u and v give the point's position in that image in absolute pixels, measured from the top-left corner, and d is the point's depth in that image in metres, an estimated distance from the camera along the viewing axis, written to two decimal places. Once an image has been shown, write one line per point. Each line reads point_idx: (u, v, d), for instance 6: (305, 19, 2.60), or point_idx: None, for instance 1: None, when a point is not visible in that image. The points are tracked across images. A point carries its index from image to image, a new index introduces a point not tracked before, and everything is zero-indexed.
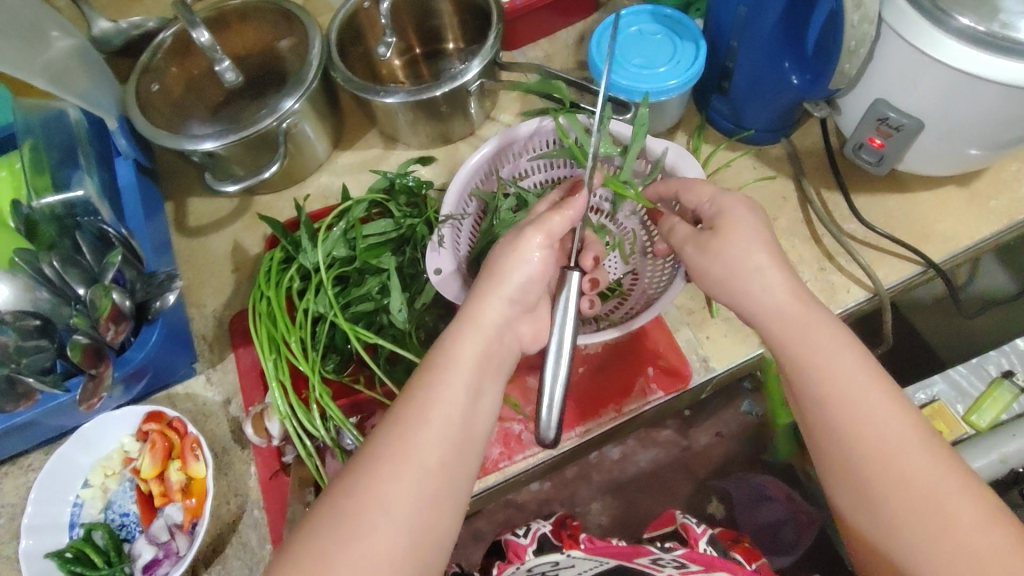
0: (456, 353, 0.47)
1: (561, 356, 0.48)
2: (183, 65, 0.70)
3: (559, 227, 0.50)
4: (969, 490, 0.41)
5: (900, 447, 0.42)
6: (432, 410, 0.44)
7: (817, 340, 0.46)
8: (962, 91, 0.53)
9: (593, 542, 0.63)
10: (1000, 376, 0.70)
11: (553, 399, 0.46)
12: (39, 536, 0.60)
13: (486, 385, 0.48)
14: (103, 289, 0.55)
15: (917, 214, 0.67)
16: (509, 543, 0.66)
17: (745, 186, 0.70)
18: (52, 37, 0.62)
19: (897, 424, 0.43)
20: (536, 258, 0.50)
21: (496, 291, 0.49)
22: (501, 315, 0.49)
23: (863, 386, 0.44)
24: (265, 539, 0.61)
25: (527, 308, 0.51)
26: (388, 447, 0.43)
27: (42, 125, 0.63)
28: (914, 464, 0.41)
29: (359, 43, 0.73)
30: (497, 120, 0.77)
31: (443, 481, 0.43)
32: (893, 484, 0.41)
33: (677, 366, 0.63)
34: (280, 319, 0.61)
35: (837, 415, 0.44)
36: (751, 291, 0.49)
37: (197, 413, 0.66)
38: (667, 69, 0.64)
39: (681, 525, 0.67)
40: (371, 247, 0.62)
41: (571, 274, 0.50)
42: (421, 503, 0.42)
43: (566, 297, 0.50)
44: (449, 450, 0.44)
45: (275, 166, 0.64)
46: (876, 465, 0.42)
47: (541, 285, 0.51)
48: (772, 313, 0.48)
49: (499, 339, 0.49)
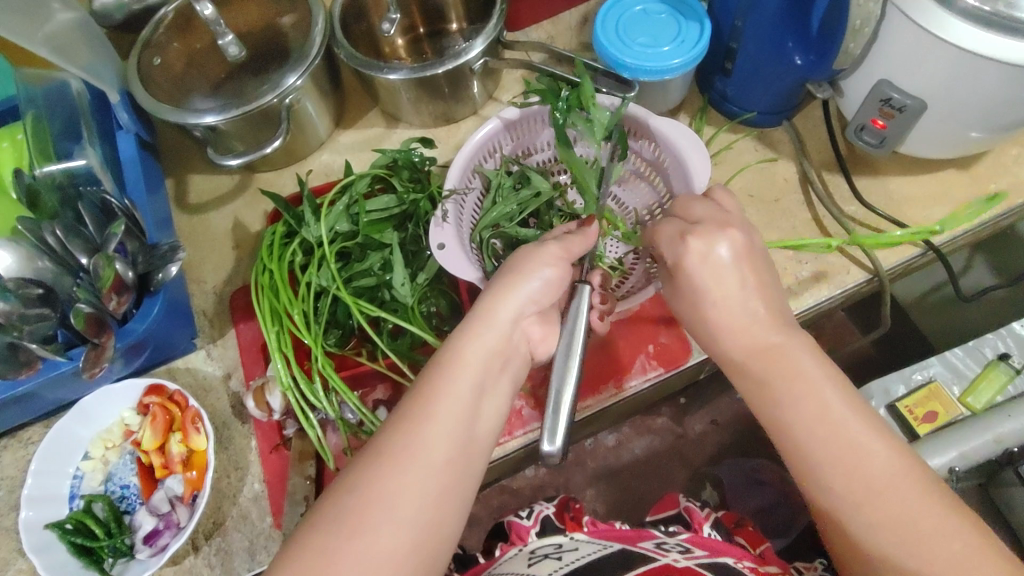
0: (462, 360, 0.47)
1: (575, 358, 0.50)
2: (184, 40, 0.69)
3: (578, 247, 0.53)
4: (957, 523, 0.42)
5: (889, 480, 0.43)
6: (433, 416, 0.45)
7: (799, 369, 0.47)
8: (967, 74, 0.53)
9: (597, 525, 0.63)
10: (995, 359, 0.71)
11: (561, 402, 0.48)
12: (40, 508, 0.60)
13: (494, 398, 0.48)
14: (106, 259, 0.54)
15: (918, 198, 0.67)
16: (513, 524, 0.66)
17: (746, 167, 0.70)
18: (54, 9, 0.61)
19: (885, 458, 0.44)
20: (548, 269, 0.51)
21: (513, 297, 0.50)
22: (513, 314, 0.50)
23: (849, 415, 0.45)
24: (265, 512, 0.61)
25: (540, 311, 0.52)
26: (389, 450, 0.43)
27: (44, 97, 0.64)
28: (903, 497, 0.43)
29: (363, 20, 0.72)
30: (499, 100, 0.77)
31: (449, 481, 0.43)
32: (882, 517, 0.43)
33: (676, 343, 0.64)
34: (283, 292, 0.61)
35: (830, 441, 0.45)
36: (733, 322, 0.49)
37: (197, 387, 0.66)
38: (671, 48, 0.64)
39: (684, 508, 0.68)
40: (374, 222, 0.62)
41: (583, 288, 0.52)
42: (426, 507, 0.42)
43: (577, 312, 0.51)
44: (454, 454, 0.44)
45: (277, 142, 0.64)
46: (871, 497, 0.43)
47: (557, 290, 0.52)
48: (751, 341, 0.48)
49: (507, 347, 0.49)
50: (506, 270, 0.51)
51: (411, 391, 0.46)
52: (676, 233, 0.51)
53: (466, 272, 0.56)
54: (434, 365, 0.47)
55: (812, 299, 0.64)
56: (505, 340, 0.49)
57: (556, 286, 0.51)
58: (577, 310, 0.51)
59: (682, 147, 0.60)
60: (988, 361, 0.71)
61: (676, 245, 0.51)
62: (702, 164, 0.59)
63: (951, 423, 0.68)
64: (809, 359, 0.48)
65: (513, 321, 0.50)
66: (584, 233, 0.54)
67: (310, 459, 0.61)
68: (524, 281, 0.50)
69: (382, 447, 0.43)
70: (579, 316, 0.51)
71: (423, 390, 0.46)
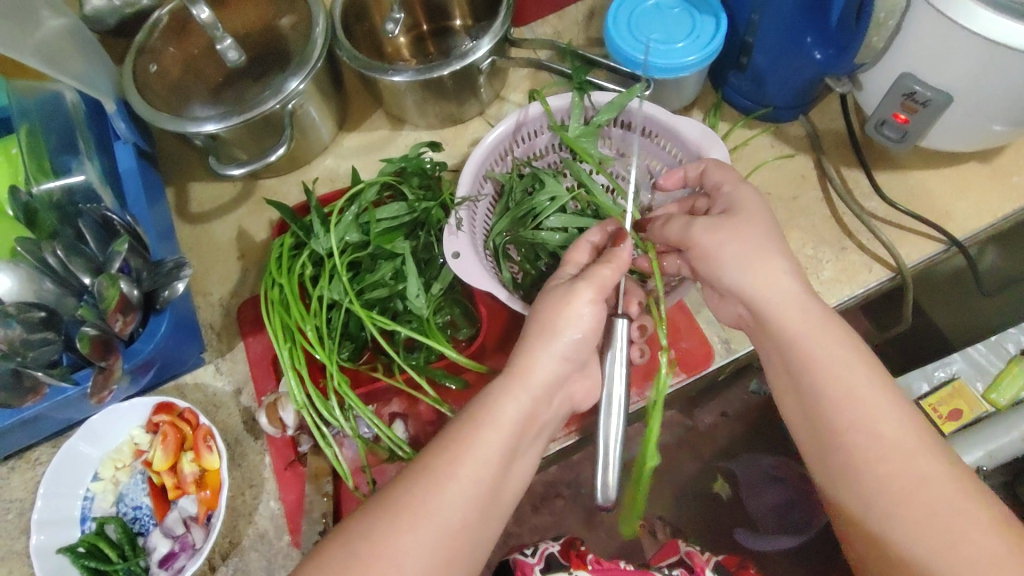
0: (495, 419, 0.46)
1: (616, 417, 0.47)
2: (181, 44, 0.66)
3: (610, 279, 0.49)
4: (979, 499, 0.42)
5: (911, 455, 0.43)
6: (457, 475, 0.44)
7: (827, 327, 0.47)
8: (994, 66, 0.51)
9: (601, 562, 0.62)
10: (1019, 354, 0.70)
11: (609, 458, 0.46)
12: (51, 531, 0.59)
13: (521, 448, 0.47)
14: (109, 279, 0.52)
15: (940, 192, 0.66)
16: (515, 560, 0.62)
17: (763, 165, 0.68)
18: (43, 16, 0.58)
19: (910, 429, 0.44)
20: (587, 313, 0.49)
21: (545, 355, 0.48)
22: (553, 372, 0.48)
23: (870, 393, 0.45)
24: (282, 530, 0.60)
25: (578, 365, 0.51)
26: (406, 498, 0.43)
27: (37, 109, 0.61)
28: (926, 468, 0.43)
29: (365, 20, 0.70)
30: (507, 99, 0.75)
31: (462, 541, 0.43)
32: (905, 488, 0.43)
33: (698, 350, 0.63)
34: (294, 306, 0.59)
35: (851, 414, 0.45)
36: (769, 284, 0.48)
37: (207, 403, 0.65)
38: (685, 45, 0.62)
39: (684, 553, 0.66)
40: (384, 231, 0.60)
41: (618, 322, 0.49)
42: (435, 559, 0.42)
43: (616, 349, 0.49)
44: (470, 516, 0.43)
45: (281, 149, 0.62)
46: (897, 468, 0.43)
47: (592, 342, 0.50)
48: (793, 300, 0.48)
49: (543, 408, 0.49)
50: (533, 322, 0.49)
51: (436, 442, 0.46)
52: (683, 225, 0.53)
53: (481, 282, 0.55)
54: (463, 421, 0.46)
55: (834, 299, 0.63)
56: (540, 402, 0.48)
57: (591, 332, 0.49)
58: (615, 352, 0.49)
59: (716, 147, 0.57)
60: (1011, 356, 0.70)
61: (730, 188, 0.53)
62: (716, 142, 0.57)
63: (976, 421, 0.66)
64: (833, 331, 0.47)
65: (553, 379, 0.48)
66: (612, 260, 0.50)
67: (326, 476, 0.60)
68: (552, 337, 0.48)
69: (398, 495, 0.43)
70: (618, 357, 0.49)
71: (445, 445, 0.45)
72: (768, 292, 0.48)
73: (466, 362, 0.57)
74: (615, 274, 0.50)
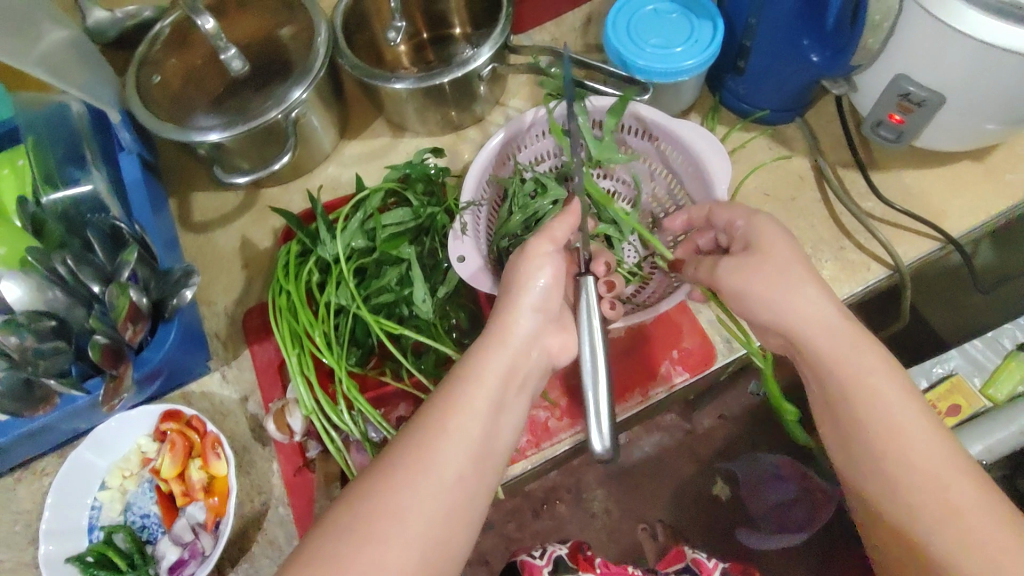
0: (480, 375, 0.47)
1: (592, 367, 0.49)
2: (183, 56, 0.67)
3: (561, 232, 0.54)
4: (1013, 526, 0.41)
5: (949, 481, 0.43)
6: (447, 429, 0.44)
7: (814, 309, 0.48)
8: (989, 66, 0.52)
9: (609, 566, 0.63)
10: (1015, 349, 0.71)
11: (598, 412, 0.48)
12: (60, 541, 0.59)
13: (509, 403, 0.48)
14: (120, 288, 0.53)
15: (935, 191, 0.67)
16: (524, 562, 0.63)
17: (761, 166, 0.69)
18: (46, 28, 0.59)
19: (946, 455, 0.44)
20: (548, 270, 0.51)
21: (521, 311, 0.50)
22: (529, 326, 0.50)
23: (907, 415, 0.45)
24: (292, 535, 0.61)
25: (551, 316, 0.52)
26: (402, 460, 0.43)
27: (44, 123, 0.62)
28: (964, 497, 0.42)
29: (365, 28, 0.71)
30: (507, 105, 0.76)
31: (459, 496, 0.43)
32: (944, 516, 0.42)
33: (702, 349, 0.64)
34: (302, 314, 0.60)
35: (889, 437, 0.44)
36: (794, 301, 0.48)
37: (214, 412, 0.65)
38: (683, 49, 0.63)
39: (690, 560, 0.67)
40: (389, 237, 0.61)
41: (587, 280, 0.52)
42: (433, 522, 0.42)
43: (585, 309, 0.51)
44: (463, 471, 0.43)
45: (286, 158, 0.63)
46: (937, 493, 0.43)
47: (560, 293, 0.52)
48: (824, 322, 0.48)
49: (523, 363, 0.49)
50: (506, 287, 0.51)
51: (424, 406, 0.46)
52: (710, 268, 0.55)
53: (487, 285, 0.56)
54: (451, 381, 0.47)
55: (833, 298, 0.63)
56: (520, 356, 0.49)
57: (558, 285, 0.52)
58: (584, 307, 0.51)
59: (723, 166, 0.58)
60: (1008, 351, 0.71)
61: (746, 224, 0.53)
62: (717, 151, 0.58)
63: (974, 416, 0.67)
64: (871, 351, 0.47)
65: (531, 335, 0.50)
66: (566, 215, 0.55)
67: (336, 482, 0.62)
68: (524, 295, 0.50)
69: (392, 458, 0.43)
70: (588, 312, 0.51)
71: (437, 405, 0.45)
72: (803, 314, 0.48)
73: None
74: (567, 225, 0.54)
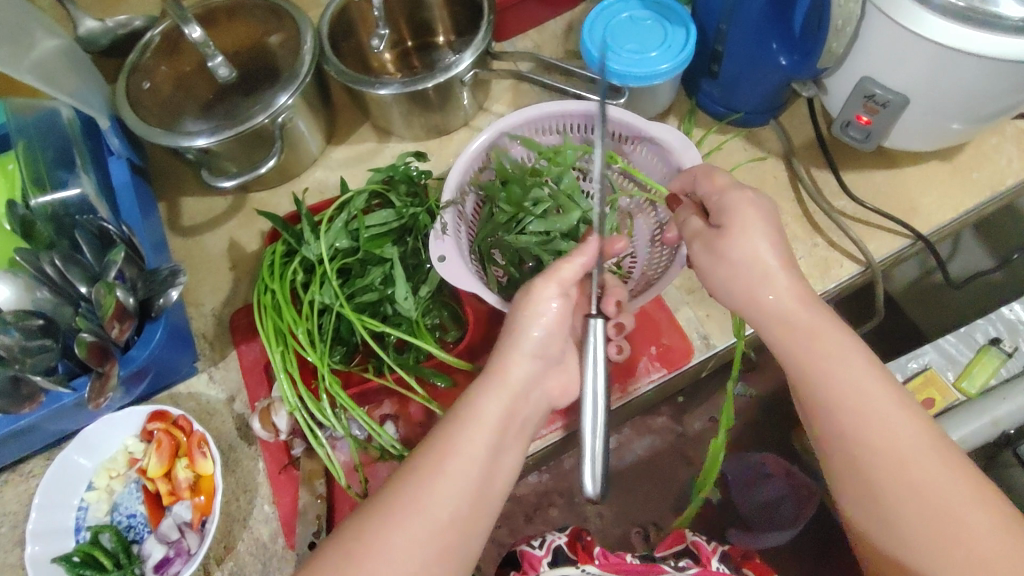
0: (479, 417, 0.48)
1: (594, 406, 0.47)
2: (172, 63, 0.69)
3: (570, 274, 0.52)
4: (977, 500, 0.44)
5: (911, 457, 0.45)
6: (446, 469, 0.45)
7: (773, 284, 0.50)
8: (947, 67, 0.54)
9: (609, 556, 0.62)
10: (987, 343, 0.72)
11: (591, 453, 0.46)
12: (46, 541, 0.59)
13: (508, 448, 0.49)
14: (106, 287, 0.53)
15: (904, 188, 0.69)
16: (522, 552, 0.64)
17: (737, 167, 0.71)
18: (39, 36, 0.60)
19: (911, 432, 0.46)
20: (554, 309, 0.52)
21: (520, 356, 0.51)
22: (527, 371, 0.51)
23: (869, 392, 0.47)
24: (276, 534, 0.61)
25: (550, 362, 0.53)
26: (397, 492, 0.45)
27: (35, 125, 0.64)
28: (921, 475, 0.44)
29: (351, 36, 0.73)
30: (490, 111, 0.78)
31: (453, 540, 0.44)
32: (904, 493, 0.44)
33: (678, 345, 0.65)
34: (286, 311, 0.61)
35: (854, 415, 0.47)
36: (775, 284, 0.50)
37: (201, 412, 0.66)
38: (658, 53, 0.65)
39: (689, 542, 0.65)
40: (373, 237, 0.63)
41: (594, 322, 0.50)
42: (427, 560, 0.43)
43: (592, 346, 0.50)
44: (460, 512, 0.45)
45: (272, 161, 0.64)
46: (900, 470, 0.45)
47: (560, 338, 0.52)
48: (795, 322, 0.50)
49: (523, 406, 0.51)
50: (505, 329, 0.53)
51: (423, 444, 0.47)
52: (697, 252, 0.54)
53: (467, 282, 0.57)
54: (446, 422, 0.48)
55: None
56: (518, 398, 0.50)
57: (564, 321, 0.52)
58: (589, 351, 0.50)
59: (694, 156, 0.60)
60: (980, 346, 0.73)
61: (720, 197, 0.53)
62: (687, 143, 0.60)
63: (948, 408, 0.69)
64: (839, 334, 0.49)
65: (528, 380, 0.51)
66: (577, 255, 0.53)
67: (319, 478, 0.61)
68: (524, 340, 0.51)
69: (387, 497, 0.44)
70: (593, 355, 0.50)
71: (437, 446, 0.47)
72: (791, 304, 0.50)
73: (453, 360, 0.59)
74: (576, 269, 0.53)
